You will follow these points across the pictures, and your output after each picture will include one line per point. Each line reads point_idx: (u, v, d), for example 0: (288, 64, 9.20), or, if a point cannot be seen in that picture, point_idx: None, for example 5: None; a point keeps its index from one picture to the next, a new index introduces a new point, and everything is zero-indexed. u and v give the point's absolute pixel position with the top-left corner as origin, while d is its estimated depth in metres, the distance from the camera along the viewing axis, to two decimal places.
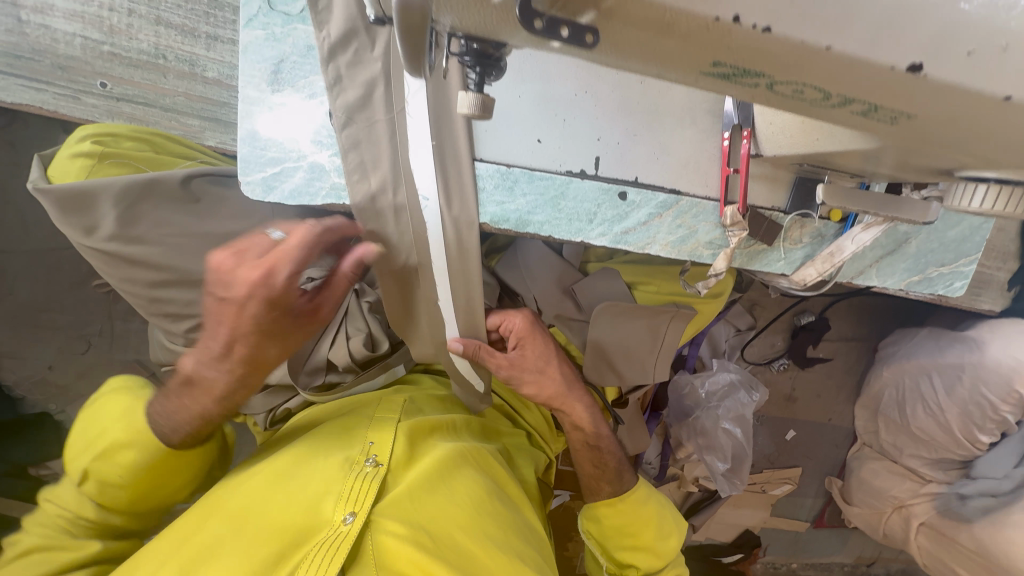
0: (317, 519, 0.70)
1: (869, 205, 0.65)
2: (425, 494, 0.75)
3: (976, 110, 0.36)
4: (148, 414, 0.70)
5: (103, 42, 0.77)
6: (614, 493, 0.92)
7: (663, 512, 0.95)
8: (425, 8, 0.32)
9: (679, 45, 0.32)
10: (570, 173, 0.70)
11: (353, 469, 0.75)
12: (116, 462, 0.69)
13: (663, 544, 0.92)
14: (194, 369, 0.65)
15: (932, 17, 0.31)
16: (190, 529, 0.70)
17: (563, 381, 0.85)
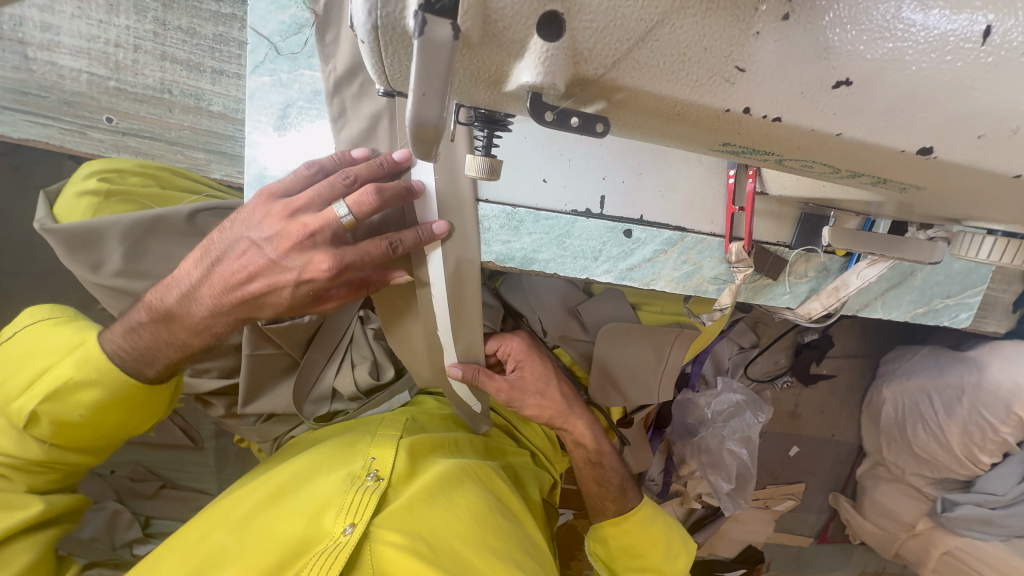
0: (317, 531, 0.69)
1: (874, 246, 0.65)
2: (424, 506, 0.74)
3: (988, 183, 0.35)
4: (105, 346, 0.64)
5: (108, 78, 0.77)
6: (620, 512, 0.89)
7: (670, 530, 0.90)
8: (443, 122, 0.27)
9: (690, 129, 0.32)
10: (575, 212, 0.70)
11: (354, 483, 0.75)
12: (70, 402, 0.64)
13: (672, 565, 0.87)
14: (183, 303, 0.63)
15: (947, 107, 0.31)
16: (191, 538, 0.70)
17: (564, 402, 0.84)
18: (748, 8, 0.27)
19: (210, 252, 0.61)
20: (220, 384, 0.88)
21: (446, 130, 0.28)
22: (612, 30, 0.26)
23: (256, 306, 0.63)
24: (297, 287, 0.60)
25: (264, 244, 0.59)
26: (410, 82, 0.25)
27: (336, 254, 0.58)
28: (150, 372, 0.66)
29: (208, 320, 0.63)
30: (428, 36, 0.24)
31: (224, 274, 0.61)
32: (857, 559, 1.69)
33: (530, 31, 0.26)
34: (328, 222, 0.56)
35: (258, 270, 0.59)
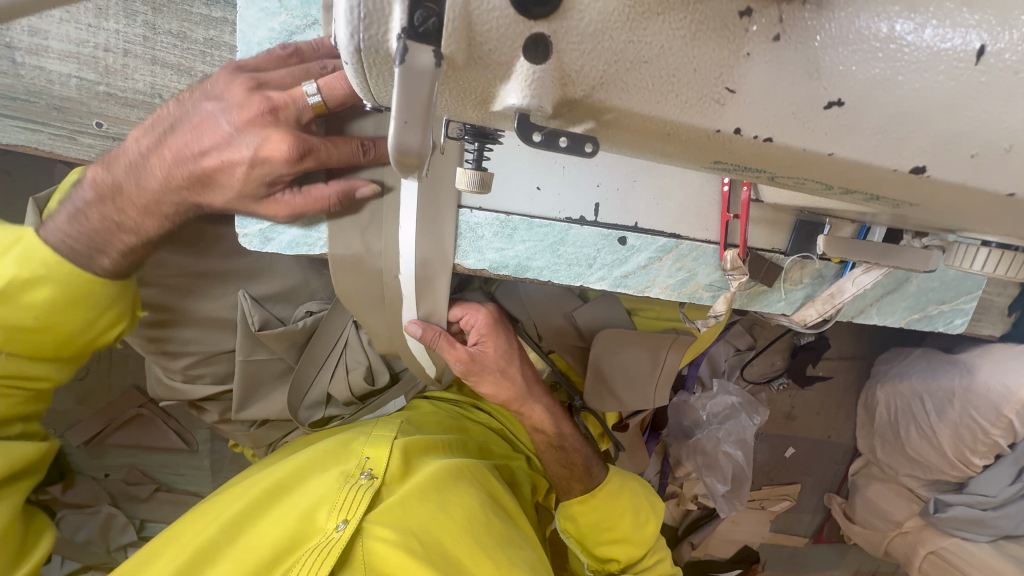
0: (310, 527, 0.70)
1: (869, 255, 0.65)
2: (417, 502, 0.74)
3: (979, 202, 0.35)
4: (45, 238, 0.61)
5: (98, 82, 0.76)
6: (586, 490, 0.88)
7: (637, 496, 0.92)
8: (423, 148, 0.27)
9: (680, 148, 0.32)
10: (569, 220, 0.69)
11: (348, 481, 0.75)
12: (20, 305, 0.61)
13: (639, 532, 0.90)
14: (130, 176, 0.61)
15: (938, 127, 0.30)
16: (188, 531, 0.72)
17: (524, 383, 0.83)
18: (739, 31, 0.26)
19: (164, 124, 0.60)
20: (213, 390, 0.88)
21: (429, 156, 0.28)
22: (600, 52, 0.26)
23: (204, 187, 0.60)
24: (249, 168, 0.58)
25: (222, 115, 0.58)
26: (391, 109, 0.26)
27: (297, 136, 0.56)
28: (106, 262, 0.63)
29: (156, 195, 0.61)
30: (409, 63, 0.25)
31: (176, 145, 0.59)
32: (852, 559, 1.70)
33: (516, 54, 0.25)
34: (294, 98, 0.56)
35: (211, 141, 0.58)
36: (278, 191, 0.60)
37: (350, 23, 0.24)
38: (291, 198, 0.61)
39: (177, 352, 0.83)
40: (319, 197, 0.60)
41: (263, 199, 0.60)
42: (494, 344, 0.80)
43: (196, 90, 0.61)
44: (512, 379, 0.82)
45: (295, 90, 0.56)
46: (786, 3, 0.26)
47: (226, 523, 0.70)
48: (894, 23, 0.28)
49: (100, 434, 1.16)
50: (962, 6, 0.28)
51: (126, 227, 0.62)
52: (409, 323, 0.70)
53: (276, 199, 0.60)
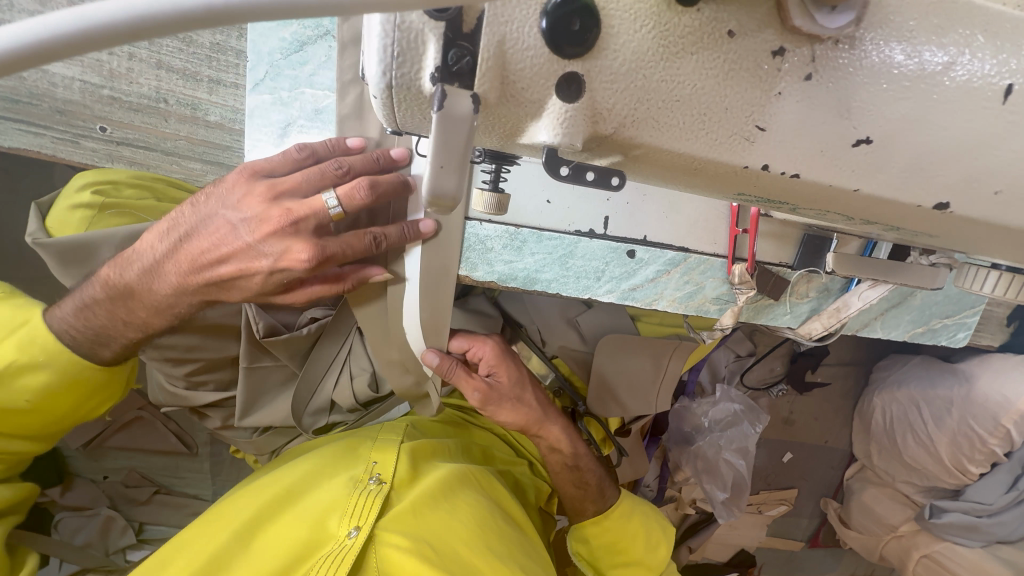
0: (322, 535, 0.70)
1: (876, 272, 0.65)
2: (428, 509, 0.74)
3: (998, 236, 0.35)
4: (51, 329, 0.64)
5: (102, 86, 0.75)
6: (599, 511, 0.89)
7: (651, 520, 0.92)
8: (459, 187, 0.27)
9: (705, 182, 0.32)
10: (579, 233, 0.69)
11: (357, 487, 0.74)
12: (14, 387, 0.64)
13: (653, 555, 0.89)
14: (144, 280, 0.62)
15: (963, 165, 0.30)
16: (197, 537, 0.71)
17: (540, 407, 0.83)
18: (770, 71, 0.26)
19: (181, 231, 0.60)
20: (216, 396, 0.87)
21: (462, 201, 0.28)
22: (632, 91, 0.26)
23: (219, 288, 0.62)
24: (268, 274, 0.60)
25: (236, 217, 0.58)
26: (428, 155, 0.26)
27: (318, 243, 0.57)
28: (106, 351, 0.66)
29: (171, 298, 0.63)
30: (447, 109, 0.24)
31: (192, 251, 0.60)
32: (847, 562, 1.72)
33: (549, 92, 0.25)
34: (315, 209, 0.55)
35: (228, 252, 0.59)
36: (294, 286, 0.62)
37: (382, 60, 0.24)
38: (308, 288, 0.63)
39: (180, 358, 0.83)
40: (336, 285, 0.62)
41: (280, 293, 0.63)
42: (507, 372, 0.80)
43: (211, 191, 0.60)
44: (528, 404, 0.82)
45: (315, 202, 0.55)
46: (819, 42, 0.26)
47: (238, 530, 0.70)
48: (924, 60, 0.28)
49: (100, 436, 1.16)
50: (991, 45, 0.28)
51: (136, 324, 0.64)
52: (427, 352, 0.70)
53: (293, 293, 0.63)
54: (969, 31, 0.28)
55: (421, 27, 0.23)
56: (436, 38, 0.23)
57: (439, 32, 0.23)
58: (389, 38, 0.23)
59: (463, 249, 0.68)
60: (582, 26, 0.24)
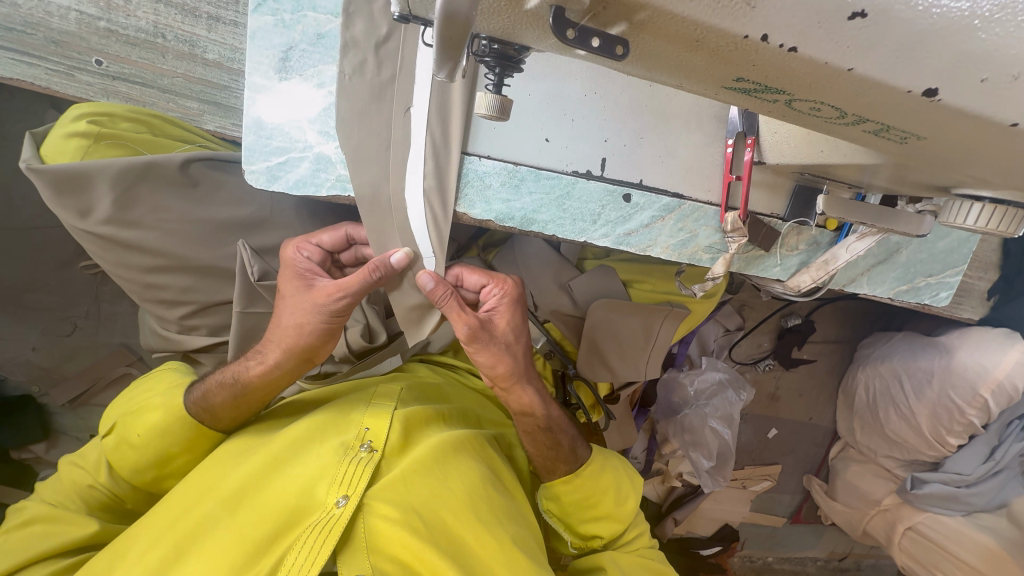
0: (309, 503, 0.70)
1: (866, 216, 0.67)
2: (418, 477, 0.75)
3: (985, 135, 0.37)
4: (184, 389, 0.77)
5: (99, 18, 0.74)
6: (570, 471, 0.89)
7: (620, 475, 0.94)
8: (471, 16, 0.27)
9: (705, 60, 0.33)
10: (576, 173, 0.70)
11: (347, 454, 0.74)
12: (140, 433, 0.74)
13: (621, 508, 0.92)
14: (241, 361, 0.74)
15: (955, 44, 0.32)
16: (187, 497, 0.71)
17: (523, 361, 0.83)
18: None
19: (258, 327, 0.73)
20: (210, 341, 0.87)
21: (474, 21, 0.28)
22: None
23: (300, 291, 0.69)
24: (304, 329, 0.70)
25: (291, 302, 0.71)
26: None
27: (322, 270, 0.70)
28: (210, 417, 0.76)
29: (262, 350, 0.72)
30: None
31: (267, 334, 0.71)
32: (827, 538, 1.76)
33: None
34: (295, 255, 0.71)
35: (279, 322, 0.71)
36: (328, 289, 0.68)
37: None
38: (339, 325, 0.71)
39: (174, 301, 0.82)
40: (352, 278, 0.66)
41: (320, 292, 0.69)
42: (506, 317, 0.81)
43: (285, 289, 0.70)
44: (513, 354, 0.82)
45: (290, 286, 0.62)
46: None
47: (228, 501, 0.70)
48: None
49: (86, 393, 1.14)
50: None
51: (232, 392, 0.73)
52: (422, 273, 0.67)
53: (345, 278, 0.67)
54: None
55: None
56: None
57: None
58: None
59: (462, 185, 0.68)
60: None
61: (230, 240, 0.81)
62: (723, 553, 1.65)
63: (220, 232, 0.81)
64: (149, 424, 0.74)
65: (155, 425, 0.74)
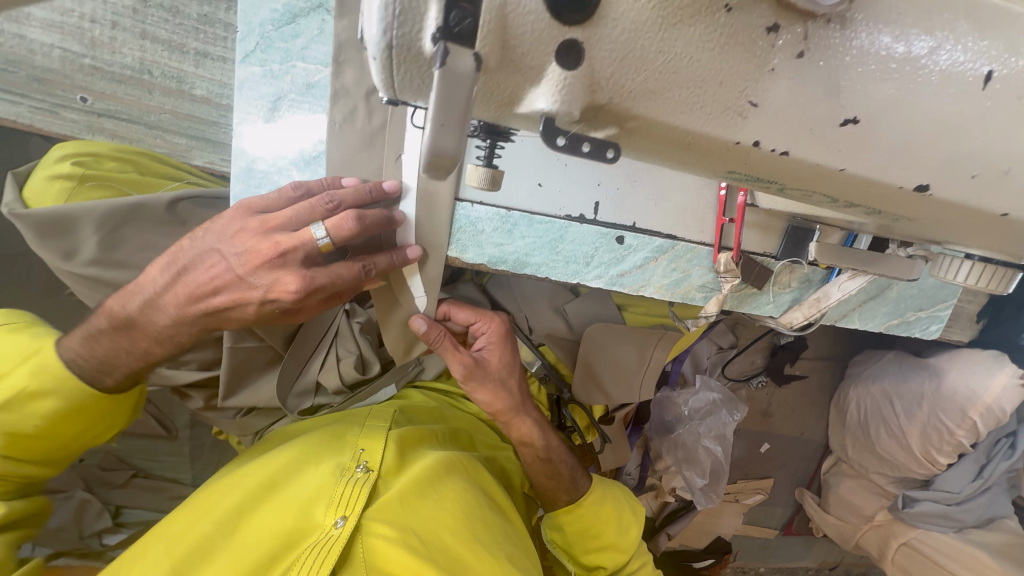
0: (308, 524, 0.69)
1: (857, 262, 0.67)
2: (416, 498, 0.74)
3: (970, 222, 0.37)
4: (62, 354, 0.62)
5: (83, 55, 0.73)
6: (571, 501, 0.89)
7: (621, 504, 0.92)
8: (458, 152, 0.27)
9: (697, 158, 0.33)
10: (569, 218, 0.70)
11: (344, 475, 0.74)
12: (27, 416, 0.62)
13: (625, 538, 0.89)
14: (144, 312, 0.61)
15: (948, 144, 0.31)
16: (180, 519, 0.70)
17: (518, 396, 0.82)
18: (765, 46, 0.27)
19: (178, 261, 0.60)
20: (199, 376, 0.86)
21: (462, 160, 0.28)
22: (631, 61, 0.26)
23: (218, 318, 0.61)
24: (260, 304, 0.59)
25: (258, 284, 0.57)
26: (427, 114, 0.25)
27: (305, 275, 0.56)
28: (110, 380, 0.64)
29: (170, 329, 0.62)
30: (449, 67, 0.24)
31: (190, 283, 0.59)
32: (818, 550, 1.75)
33: (548, 59, 0.25)
34: (303, 244, 0.54)
35: (224, 285, 0.58)
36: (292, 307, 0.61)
37: (382, 20, 0.24)
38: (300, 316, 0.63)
39: None
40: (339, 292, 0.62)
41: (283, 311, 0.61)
42: (500, 353, 0.80)
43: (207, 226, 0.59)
44: (508, 390, 0.81)
45: (304, 234, 0.54)
46: (812, 19, 0.27)
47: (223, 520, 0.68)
48: (912, 43, 0.29)
49: None
50: (973, 31, 0.29)
51: (136, 354, 0.63)
52: (415, 318, 0.68)
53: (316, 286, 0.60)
54: (953, 16, 0.29)
55: None
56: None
57: None
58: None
59: (454, 230, 0.68)
60: None
61: None
62: (716, 567, 1.59)
63: None
64: (39, 407, 0.62)
65: (54, 410, 0.62)
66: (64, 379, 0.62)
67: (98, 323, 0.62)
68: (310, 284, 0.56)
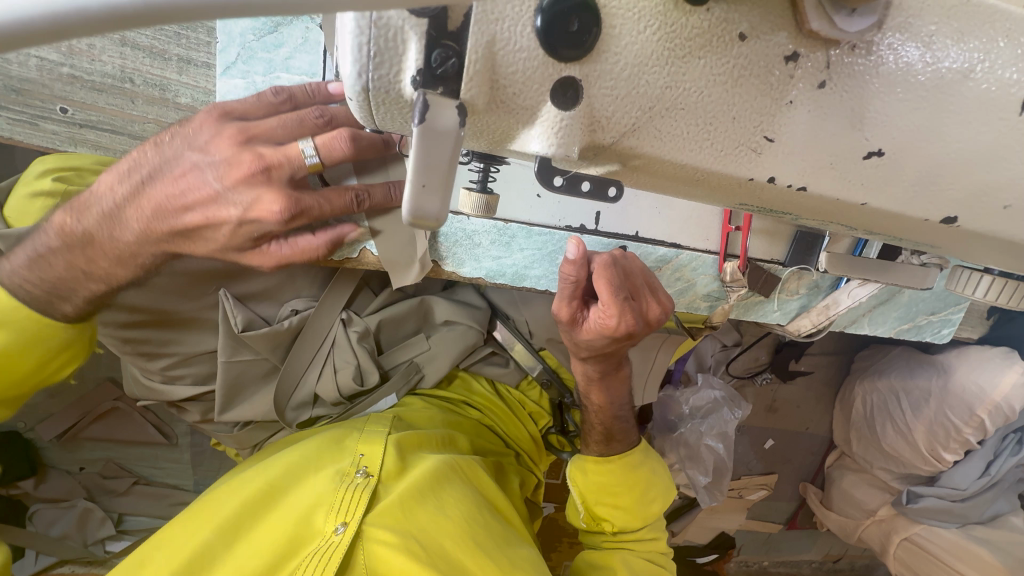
0: (307, 531, 0.64)
1: (869, 273, 0.63)
2: (417, 503, 0.67)
3: (991, 247, 0.34)
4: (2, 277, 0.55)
5: (61, 64, 0.70)
6: (602, 453, 0.79)
7: (654, 473, 0.80)
8: (440, 214, 0.24)
9: (705, 191, 0.30)
10: (570, 229, 0.66)
11: (343, 481, 0.67)
12: None
13: (644, 507, 0.78)
14: (103, 226, 0.53)
15: (976, 177, 0.29)
16: (178, 531, 0.65)
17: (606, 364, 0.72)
18: (782, 78, 0.25)
19: (141, 169, 0.53)
20: (195, 390, 0.84)
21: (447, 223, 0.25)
22: (634, 98, 0.24)
23: (185, 239, 0.55)
24: (237, 227, 0.53)
25: (236, 202, 0.51)
26: (407, 171, 0.23)
27: (290, 196, 0.52)
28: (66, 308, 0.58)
29: (132, 248, 0.54)
30: (429, 122, 0.22)
31: (155, 196, 0.52)
32: (822, 544, 1.68)
33: (543, 98, 0.23)
34: (290, 159, 0.49)
35: (196, 197, 0.52)
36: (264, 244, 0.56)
37: (357, 61, 0.21)
38: (277, 249, 0.57)
39: (155, 352, 0.80)
40: (308, 249, 0.57)
41: (248, 251, 0.56)
42: (609, 324, 0.57)
43: (175, 129, 0.53)
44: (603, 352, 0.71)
45: (289, 147, 0.49)
46: (835, 47, 0.24)
47: (222, 527, 0.63)
48: (943, 67, 0.26)
49: (74, 427, 1.09)
50: (1011, 51, 0.27)
51: (96, 276, 0.56)
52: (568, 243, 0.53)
53: (262, 252, 0.56)
54: (989, 37, 0.26)
55: (401, 24, 0.20)
56: (418, 36, 0.21)
57: (422, 30, 0.21)
58: (365, 36, 0.21)
59: (450, 245, 0.67)
60: (581, 26, 0.21)
61: (209, 289, 0.79)
62: (720, 561, 1.61)
63: (200, 282, 0.79)
64: None
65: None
66: (10, 310, 0.56)
67: (48, 242, 0.55)
68: (296, 206, 0.52)
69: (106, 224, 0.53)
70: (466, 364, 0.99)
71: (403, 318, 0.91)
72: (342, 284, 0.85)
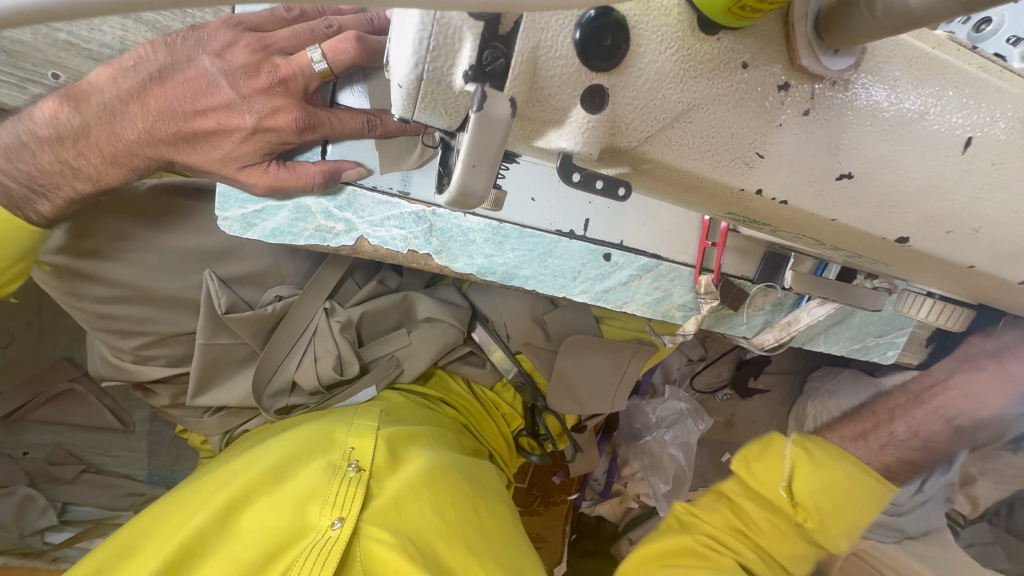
0: (303, 524, 0.63)
1: (828, 292, 0.67)
2: (410, 502, 0.67)
3: (929, 265, 0.40)
4: None
5: (58, 29, 0.67)
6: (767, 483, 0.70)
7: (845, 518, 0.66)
8: (482, 192, 0.27)
9: (703, 198, 0.34)
10: (560, 233, 0.70)
11: (336, 474, 0.68)
12: None
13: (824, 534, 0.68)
14: (103, 122, 0.58)
15: (927, 206, 0.34)
16: (167, 521, 0.64)
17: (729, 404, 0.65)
18: (775, 103, 0.28)
19: (150, 70, 0.58)
20: (167, 373, 0.81)
21: (487, 200, 0.28)
22: (651, 109, 0.27)
23: (186, 145, 0.60)
24: (247, 137, 0.58)
25: (251, 110, 0.57)
26: (460, 152, 0.26)
27: (306, 109, 0.57)
28: None
29: (131, 146, 0.59)
30: (486, 111, 0.24)
31: (162, 97, 0.58)
32: None
33: (574, 101, 0.26)
34: (303, 68, 0.55)
35: (209, 103, 0.57)
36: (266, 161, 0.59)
37: (416, 53, 0.24)
38: (276, 171, 0.59)
39: (130, 331, 0.77)
40: (304, 174, 0.59)
41: (247, 166, 0.59)
42: None
43: (189, 34, 0.59)
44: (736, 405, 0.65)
45: (300, 57, 0.55)
46: (819, 81, 0.29)
47: (218, 511, 0.62)
48: (904, 107, 0.31)
49: (23, 408, 1.03)
50: (958, 99, 0.32)
51: (84, 175, 0.61)
52: None
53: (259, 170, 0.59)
54: (941, 86, 0.31)
55: (460, 24, 0.23)
56: (473, 37, 0.24)
57: (478, 31, 0.23)
58: (427, 31, 0.23)
59: (444, 241, 0.69)
60: (613, 42, 0.24)
61: (196, 269, 0.79)
62: None
63: (186, 261, 0.79)
64: None
65: None
66: None
67: (39, 132, 0.59)
68: (310, 120, 0.57)
69: (106, 123, 0.58)
70: (444, 362, 1.00)
71: (387, 311, 0.92)
72: (327, 271, 0.85)
